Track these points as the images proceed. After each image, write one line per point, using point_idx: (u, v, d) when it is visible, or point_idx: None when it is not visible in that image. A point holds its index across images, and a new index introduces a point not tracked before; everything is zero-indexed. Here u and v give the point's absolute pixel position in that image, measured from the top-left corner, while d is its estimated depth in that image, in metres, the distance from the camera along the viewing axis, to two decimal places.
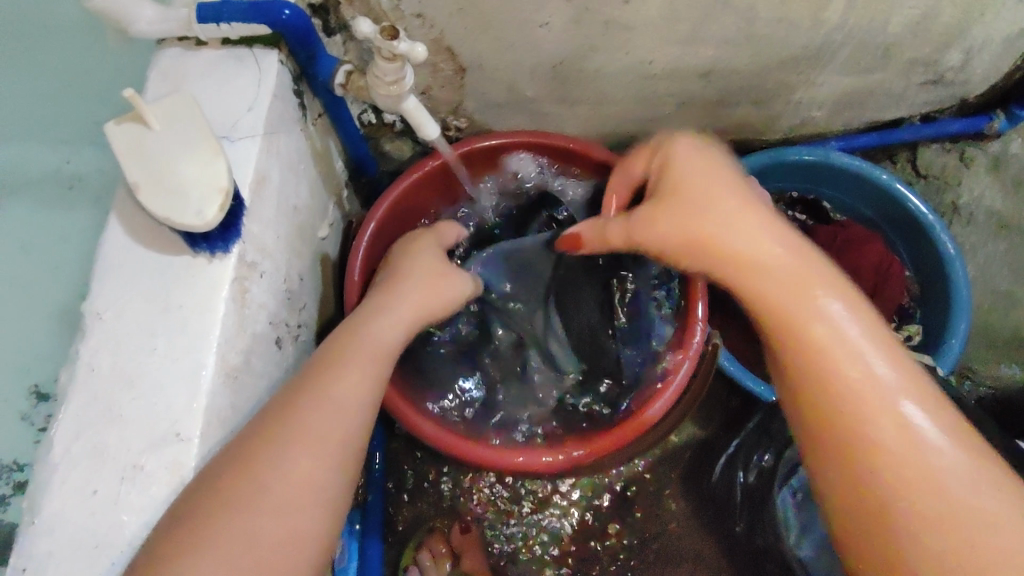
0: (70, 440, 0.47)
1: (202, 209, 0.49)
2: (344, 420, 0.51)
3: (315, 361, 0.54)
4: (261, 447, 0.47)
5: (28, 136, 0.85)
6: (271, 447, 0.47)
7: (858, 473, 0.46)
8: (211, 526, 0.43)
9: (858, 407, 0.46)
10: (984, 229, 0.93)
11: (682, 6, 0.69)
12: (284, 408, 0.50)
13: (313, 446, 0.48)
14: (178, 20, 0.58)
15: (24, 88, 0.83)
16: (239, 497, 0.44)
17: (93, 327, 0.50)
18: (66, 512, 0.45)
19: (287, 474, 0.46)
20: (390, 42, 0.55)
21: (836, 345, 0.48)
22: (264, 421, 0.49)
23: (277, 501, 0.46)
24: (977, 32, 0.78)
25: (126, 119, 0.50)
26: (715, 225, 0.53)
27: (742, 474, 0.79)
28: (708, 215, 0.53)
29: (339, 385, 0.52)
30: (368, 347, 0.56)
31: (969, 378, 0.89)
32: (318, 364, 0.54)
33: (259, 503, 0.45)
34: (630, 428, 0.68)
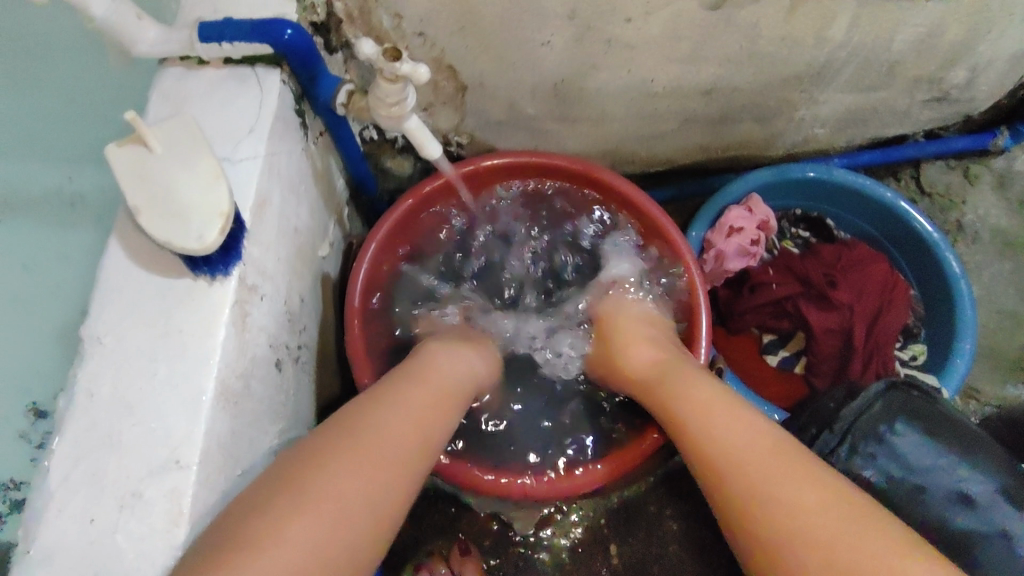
0: (68, 466, 0.46)
1: (203, 233, 0.48)
2: (406, 445, 0.53)
3: (380, 391, 0.58)
4: (330, 465, 0.49)
5: (28, 155, 0.84)
6: (338, 463, 0.49)
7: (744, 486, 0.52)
8: (269, 520, 0.45)
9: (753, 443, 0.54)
10: (989, 247, 0.92)
11: (685, 25, 0.69)
12: (350, 433, 0.52)
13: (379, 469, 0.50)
14: (181, 41, 0.58)
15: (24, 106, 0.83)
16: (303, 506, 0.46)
17: (92, 351, 0.49)
18: (64, 541, 0.45)
19: (350, 492, 0.48)
20: (393, 63, 0.54)
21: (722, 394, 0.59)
22: (337, 436, 0.51)
23: (331, 508, 0.47)
24: (982, 50, 0.77)
25: (127, 142, 0.50)
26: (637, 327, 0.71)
27: None
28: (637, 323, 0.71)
29: (399, 412, 0.55)
30: (427, 389, 0.60)
31: (975, 399, 0.88)
32: (386, 393, 0.58)
33: (319, 514, 0.46)
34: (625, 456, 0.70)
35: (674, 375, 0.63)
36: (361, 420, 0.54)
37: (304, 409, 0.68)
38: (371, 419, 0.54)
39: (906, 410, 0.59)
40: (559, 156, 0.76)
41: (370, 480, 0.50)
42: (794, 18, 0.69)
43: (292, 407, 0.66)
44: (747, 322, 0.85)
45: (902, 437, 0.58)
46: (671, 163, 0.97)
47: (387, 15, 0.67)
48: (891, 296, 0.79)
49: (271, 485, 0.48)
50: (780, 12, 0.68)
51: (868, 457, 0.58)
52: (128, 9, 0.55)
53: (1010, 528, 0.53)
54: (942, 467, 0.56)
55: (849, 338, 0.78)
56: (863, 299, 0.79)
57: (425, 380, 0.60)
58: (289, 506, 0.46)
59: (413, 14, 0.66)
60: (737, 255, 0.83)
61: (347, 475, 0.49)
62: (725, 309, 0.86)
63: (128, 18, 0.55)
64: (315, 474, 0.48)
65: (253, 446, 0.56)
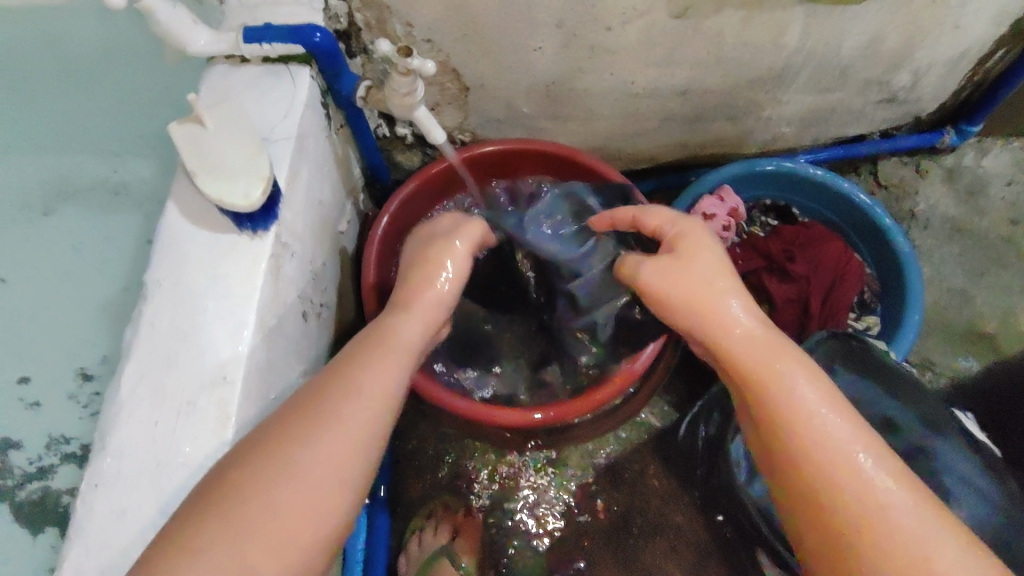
0: (134, 381, 0.56)
1: (249, 193, 0.59)
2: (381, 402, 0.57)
3: (362, 344, 0.60)
4: (294, 436, 0.52)
5: (81, 149, 0.96)
6: (304, 433, 0.52)
7: (808, 464, 0.52)
8: (262, 485, 0.49)
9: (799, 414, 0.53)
10: (939, 232, 1.01)
11: (658, 33, 0.80)
12: (311, 403, 0.55)
13: (341, 436, 0.53)
14: (228, 42, 0.69)
15: (75, 106, 0.93)
16: (272, 477, 0.50)
17: (153, 292, 0.59)
18: (132, 440, 0.54)
19: (315, 457, 0.52)
20: (404, 59, 0.65)
21: (750, 345, 0.57)
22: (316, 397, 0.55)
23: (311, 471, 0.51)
24: (921, 55, 0.88)
25: (187, 120, 0.61)
26: (701, 256, 0.62)
27: (704, 429, 0.90)
28: (689, 254, 0.62)
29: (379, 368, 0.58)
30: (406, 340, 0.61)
31: (931, 370, 0.95)
32: (365, 346, 0.60)
33: (289, 486, 0.50)
34: (593, 397, 0.77)
35: (712, 316, 0.59)
36: (326, 386, 0.57)
37: (323, 362, 0.78)
38: (339, 385, 0.56)
39: (843, 355, 0.68)
40: (547, 143, 0.86)
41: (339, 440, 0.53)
42: (749, 26, 0.80)
43: (313, 358, 0.75)
44: None
45: (839, 376, 0.67)
46: (654, 160, 1.08)
47: (400, 24, 0.78)
48: (845, 270, 0.87)
49: (264, 442, 0.52)
50: (738, 20, 0.79)
51: None
52: (185, 15, 0.66)
53: (931, 446, 0.62)
54: (873, 400, 0.65)
55: (806, 306, 0.87)
56: (820, 272, 0.88)
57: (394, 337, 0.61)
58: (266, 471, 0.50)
59: (423, 23, 0.77)
60: None
61: (312, 443, 0.52)
62: None
63: (183, 23, 0.66)
64: (283, 445, 0.52)
65: (284, 380, 0.66)
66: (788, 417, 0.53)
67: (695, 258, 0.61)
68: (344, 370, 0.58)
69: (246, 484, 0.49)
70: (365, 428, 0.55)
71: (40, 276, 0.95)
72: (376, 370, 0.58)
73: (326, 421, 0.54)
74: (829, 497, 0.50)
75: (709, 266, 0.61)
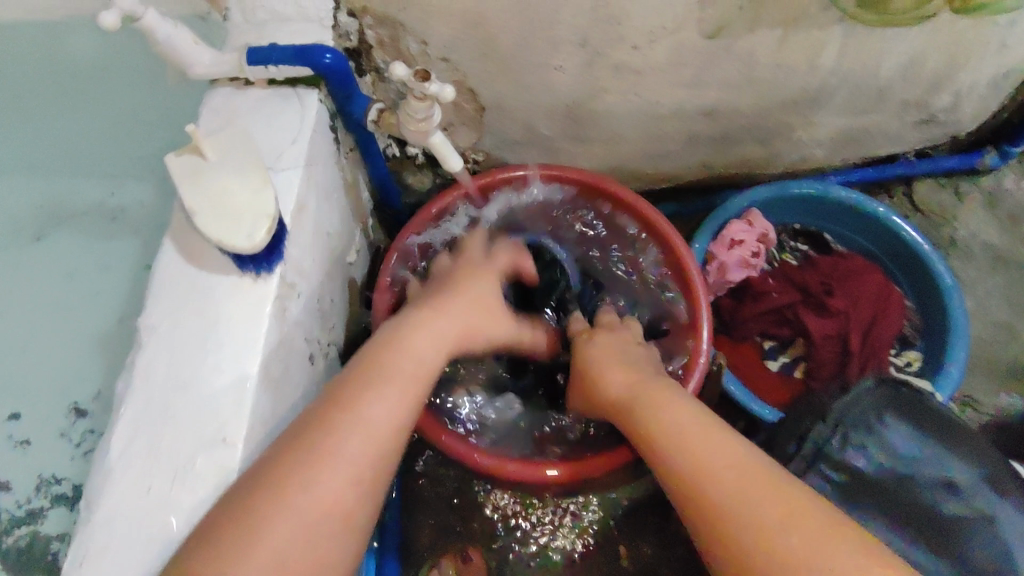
0: (125, 441, 0.51)
1: (252, 233, 0.54)
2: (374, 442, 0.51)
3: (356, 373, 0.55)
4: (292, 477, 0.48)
5: (75, 174, 0.91)
6: (302, 473, 0.48)
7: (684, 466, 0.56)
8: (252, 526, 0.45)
9: (681, 431, 0.59)
10: (982, 263, 0.98)
11: (687, 53, 0.75)
12: (308, 435, 0.50)
13: (336, 474, 0.49)
14: (233, 63, 0.63)
15: (64, 125, 0.88)
16: (258, 524, 0.45)
17: (147, 339, 0.54)
18: (122, 508, 0.49)
19: (312, 495, 0.47)
20: (421, 83, 0.59)
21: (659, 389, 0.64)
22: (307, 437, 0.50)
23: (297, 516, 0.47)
24: (964, 76, 0.83)
25: (186, 152, 0.56)
26: (603, 343, 0.73)
27: None
28: (598, 342, 0.73)
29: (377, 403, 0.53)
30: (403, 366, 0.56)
31: (971, 408, 0.93)
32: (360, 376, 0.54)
33: (283, 532, 0.46)
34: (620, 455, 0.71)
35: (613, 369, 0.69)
36: (328, 413, 0.51)
37: None
38: (326, 425, 0.50)
39: (893, 403, 0.62)
40: (568, 168, 0.80)
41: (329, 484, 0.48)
42: (785, 47, 0.75)
43: None
44: (749, 330, 0.90)
45: (890, 429, 0.61)
46: (677, 181, 1.02)
47: (414, 42, 0.73)
48: (886, 304, 0.85)
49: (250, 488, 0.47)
50: (773, 41, 0.74)
51: (858, 445, 0.60)
52: (187, 35, 0.61)
53: (995, 513, 0.55)
54: (931, 458, 0.59)
55: (846, 343, 0.84)
56: (859, 309, 0.85)
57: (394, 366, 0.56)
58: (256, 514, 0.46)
59: (439, 41, 0.72)
60: (738, 267, 0.88)
61: (315, 485, 0.48)
62: (727, 319, 0.92)
63: (186, 43, 0.61)
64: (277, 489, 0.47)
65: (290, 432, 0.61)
66: (665, 432, 0.59)
67: (598, 343, 0.73)
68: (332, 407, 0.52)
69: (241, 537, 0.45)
70: (355, 474, 0.49)
71: (31, 305, 0.89)
72: (370, 406, 0.52)
73: (328, 454, 0.49)
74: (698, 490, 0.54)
75: (605, 345, 0.73)
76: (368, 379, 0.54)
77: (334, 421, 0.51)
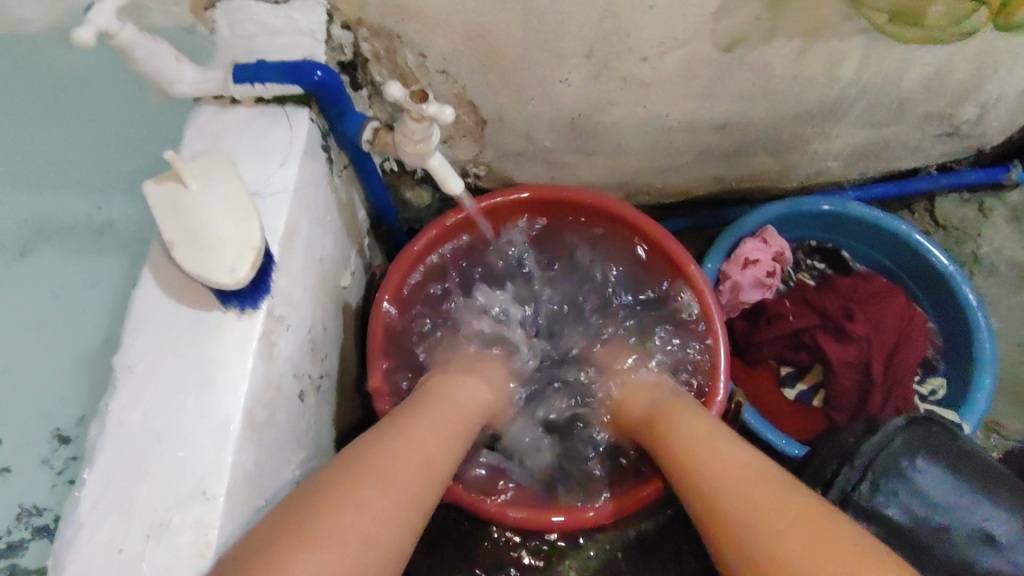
0: (98, 495, 0.47)
1: (235, 268, 0.50)
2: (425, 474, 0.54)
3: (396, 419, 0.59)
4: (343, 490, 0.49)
5: (45, 189, 0.85)
6: (355, 485, 0.49)
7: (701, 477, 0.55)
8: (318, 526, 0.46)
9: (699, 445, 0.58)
10: (1007, 279, 0.95)
11: (699, 64, 0.70)
12: (350, 462, 0.52)
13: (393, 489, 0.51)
14: (216, 81, 0.60)
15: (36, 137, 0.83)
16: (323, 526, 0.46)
17: (123, 381, 0.51)
18: (93, 568, 0.45)
19: (365, 510, 0.48)
20: (419, 104, 0.56)
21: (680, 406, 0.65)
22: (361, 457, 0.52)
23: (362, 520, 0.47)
24: (992, 86, 0.79)
25: (165, 178, 0.52)
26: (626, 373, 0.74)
27: None
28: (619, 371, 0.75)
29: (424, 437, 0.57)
30: (445, 413, 0.62)
31: (996, 433, 0.90)
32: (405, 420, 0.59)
33: (339, 536, 0.46)
34: (639, 495, 0.68)
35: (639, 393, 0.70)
36: (365, 446, 0.54)
37: (324, 436, 0.69)
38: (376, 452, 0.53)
39: (925, 448, 0.59)
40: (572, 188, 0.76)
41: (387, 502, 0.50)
42: (805, 58, 0.71)
43: (314, 435, 0.66)
44: (764, 354, 0.88)
45: (922, 475, 0.58)
46: (686, 195, 0.98)
47: (412, 54, 0.69)
48: (909, 328, 0.83)
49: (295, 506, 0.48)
50: (792, 53, 0.70)
51: (891, 495, 0.58)
52: (167, 52, 0.57)
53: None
54: (962, 505, 0.57)
55: (868, 370, 0.82)
56: (881, 333, 0.83)
57: (439, 409, 0.62)
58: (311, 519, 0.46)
59: (437, 53, 0.68)
60: (752, 286, 0.85)
61: (363, 496, 0.49)
62: (742, 341, 0.89)
63: (167, 61, 0.57)
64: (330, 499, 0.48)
65: (277, 476, 0.57)
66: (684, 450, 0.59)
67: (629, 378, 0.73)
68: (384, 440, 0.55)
69: (293, 542, 0.45)
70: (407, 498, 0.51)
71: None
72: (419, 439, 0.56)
73: (374, 474, 0.51)
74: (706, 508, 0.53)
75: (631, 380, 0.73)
76: (402, 425, 0.58)
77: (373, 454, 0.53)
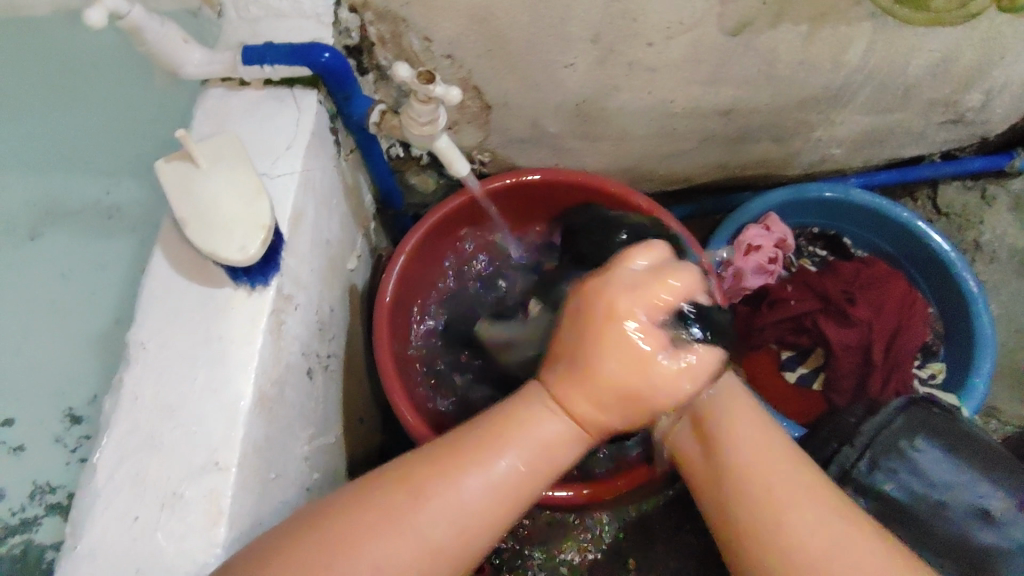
0: (113, 467, 0.48)
1: (246, 245, 0.51)
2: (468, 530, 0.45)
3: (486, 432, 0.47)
4: (371, 525, 0.44)
5: (53, 172, 0.85)
6: (354, 535, 0.44)
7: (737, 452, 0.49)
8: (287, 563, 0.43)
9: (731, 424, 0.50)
10: (1007, 267, 0.96)
11: (705, 49, 0.71)
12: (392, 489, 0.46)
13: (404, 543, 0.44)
14: (224, 63, 0.61)
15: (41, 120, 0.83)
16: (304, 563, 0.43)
17: (136, 356, 0.52)
18: (107, 538, 0.46)
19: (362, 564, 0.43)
20: (426, 85, 0.57)
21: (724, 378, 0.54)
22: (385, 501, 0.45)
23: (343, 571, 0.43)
24: (996, 74, 0.79)
25: (176, 157, 0.53)
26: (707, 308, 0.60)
27: None
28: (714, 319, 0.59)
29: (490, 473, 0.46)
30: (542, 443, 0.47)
31: (995, 418, 0.91)
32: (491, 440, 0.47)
33: None
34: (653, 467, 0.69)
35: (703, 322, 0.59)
36: (415, 476, 0.46)
37: (332, 415, 0.70)
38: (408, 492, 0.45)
39: (926, 426, 0.60)
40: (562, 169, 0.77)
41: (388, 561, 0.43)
42: (811, 43, 0.71)
43: (322, 414, 0.68)
44: (765, 337, 0.88)
45: (923, 454, 0.59)
46: (690, 182, 0.99)
47: (417, 38, 0.69)
48: (910, 313, 0.83)
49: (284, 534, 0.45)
50: (799, 38, 0.70)
51: (890, 472, 0.59)
52: (176, 33, 0.58)
53: None
54: (959, 482, 0.58)
55: (867, 355, 0.82)
56: (882, 316, 0.83)
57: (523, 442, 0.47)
58: (309, 553, 0.43)
59: (443, 38, 0.69)
60: (754, 273, 0.86)
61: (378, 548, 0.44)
62: (743, 325, 0.90)
63: (176, 43, 0.58)
64: (347, 520, 0.44)
65: (286, 452, 0.58)
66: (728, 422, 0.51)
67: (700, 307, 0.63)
68: (438, 472, 0.46)
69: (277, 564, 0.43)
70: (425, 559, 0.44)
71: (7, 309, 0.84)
72: (495, 469, 0.46)
73: (412, 510, 0.45)
74: (762, 496, 0.46)
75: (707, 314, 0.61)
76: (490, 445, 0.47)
77: (427, 477, 0.46)
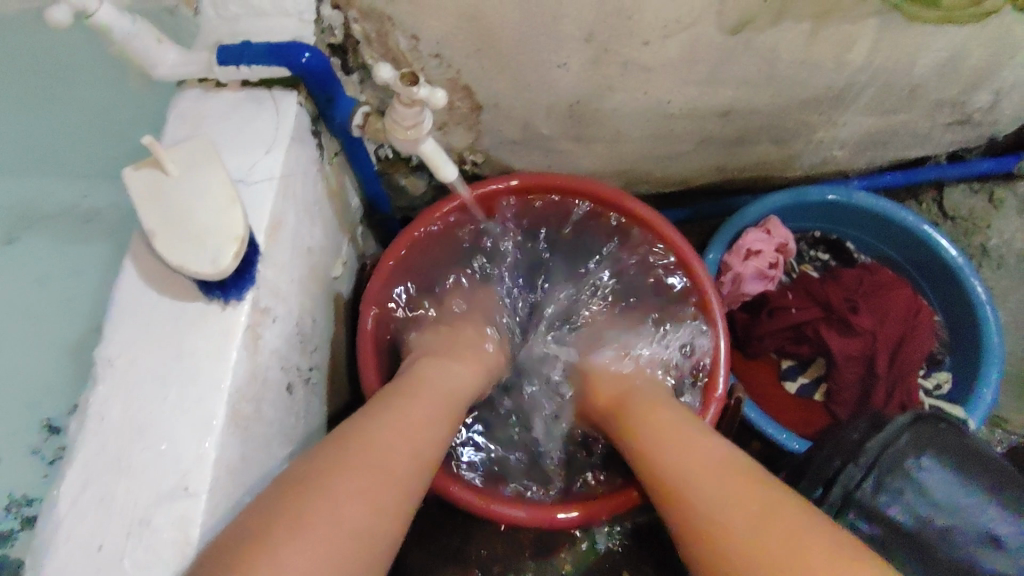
0: (77, 491, 0.46)
1: (217, 257, 0.48)
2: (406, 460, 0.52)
3: (387, 397, 0.58)
4: (332, 457, 0.49)
5: (29, 174, 0.83)
6: (331, 467, 0.48)
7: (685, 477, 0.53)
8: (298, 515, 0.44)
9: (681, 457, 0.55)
10: (1015, 272, 0.93)
11: (702, 48, 0.68)
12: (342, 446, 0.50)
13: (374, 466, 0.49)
14: (199, 64, 0.58)
15: None
16: (311, 501, 0.45)
17: (103, 374, 0.49)
18: (70, 566, 0.44)
19: (343, 493, 0.46)
20: (409, 87, 0.54)
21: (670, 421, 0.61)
22: (339, 441, 0.51)
23: (330, 504, 0.45)
24: (1005, 74, 0.77)
25: (145, 165, 0.51)
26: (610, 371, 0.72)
27: None
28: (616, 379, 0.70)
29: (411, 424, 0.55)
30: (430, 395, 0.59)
31: (1000, 428, 0.89)
32: (393, 399, 0.57)
33: (322, 514, 0.45)
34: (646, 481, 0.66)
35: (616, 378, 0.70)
36: (366, 424, 0.53)
37: (315, 431, 0.68)
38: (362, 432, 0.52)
39: (933, 444, 0.58)
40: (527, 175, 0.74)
41: (367, 483, 0.48)
42: (814, 42, 0.69)
43: (304, 429, 0.65)
44: (765, 347, 0.86)
45: (928, 474, 0.57)
46: (688, 184, 0.96)
47: (404, 37, 0.66)
48: (915, 323, 0.80)
49: (262, 507, 0.45)
50: (800, 36, 0.68)
51: (895, 493, 0.57)
52: (149, 33, 0.55)
53: None
54: (966, 504, 0.55)
55: (871, 364, 0.80)
56: (887, 325, 0.81)
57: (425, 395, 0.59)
58: (304, 496, 0.45)
59: (430, 37, 0.66)
60: (754, 278, 0.83)
61: (348, 472, 0.48)
62: (743, 334, 0.87)
63: (148, 44, 0.55)
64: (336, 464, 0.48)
65: (265, 473, 0.56)
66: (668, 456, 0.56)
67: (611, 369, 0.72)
68: (378, 415, 0.54)
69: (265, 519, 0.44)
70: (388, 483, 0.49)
71: None
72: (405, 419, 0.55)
73: (365, 442, 0.51)
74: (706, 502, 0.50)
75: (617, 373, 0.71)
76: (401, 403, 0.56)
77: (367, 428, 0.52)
